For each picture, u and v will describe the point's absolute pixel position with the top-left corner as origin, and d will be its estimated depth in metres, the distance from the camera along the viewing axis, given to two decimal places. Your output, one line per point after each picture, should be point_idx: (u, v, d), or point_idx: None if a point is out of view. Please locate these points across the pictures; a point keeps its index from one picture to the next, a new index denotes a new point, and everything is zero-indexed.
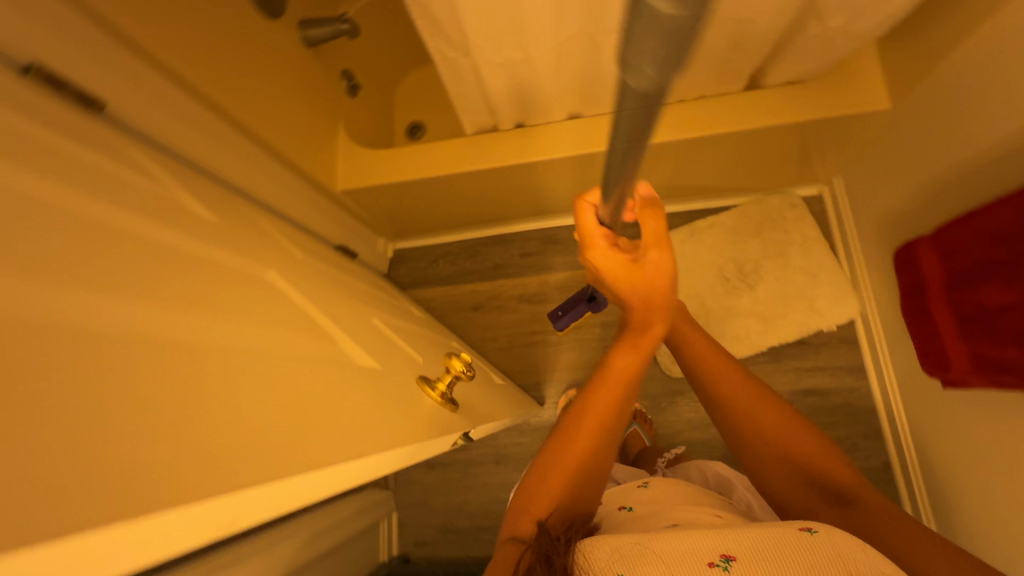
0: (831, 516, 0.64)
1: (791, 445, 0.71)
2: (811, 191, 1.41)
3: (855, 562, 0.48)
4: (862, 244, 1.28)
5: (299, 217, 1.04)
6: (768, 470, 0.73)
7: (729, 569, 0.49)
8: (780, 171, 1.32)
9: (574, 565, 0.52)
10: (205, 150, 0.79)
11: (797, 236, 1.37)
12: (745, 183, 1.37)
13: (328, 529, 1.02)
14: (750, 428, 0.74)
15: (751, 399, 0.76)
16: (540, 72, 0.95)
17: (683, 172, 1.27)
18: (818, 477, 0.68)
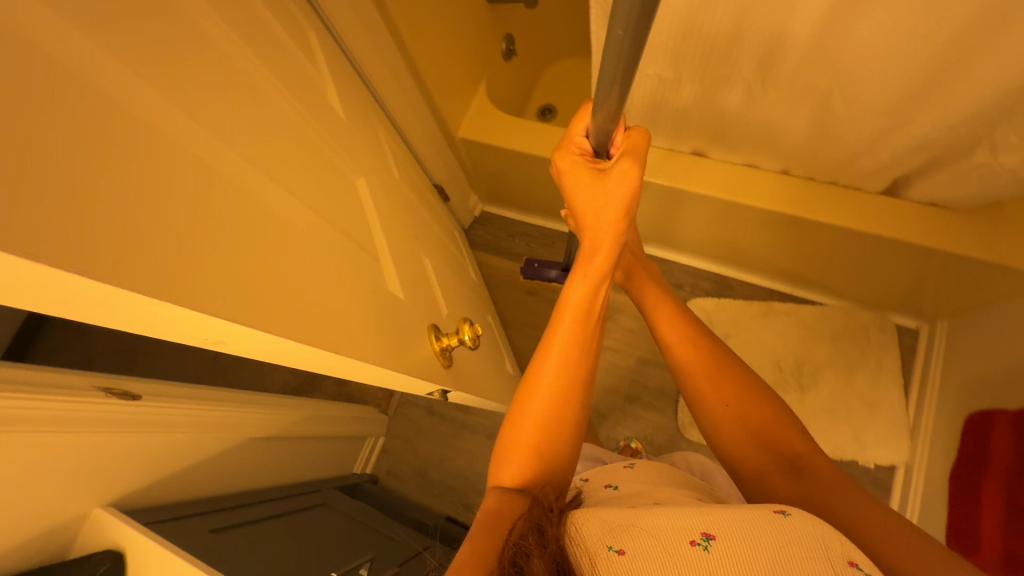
0: (789, 488, 0.56)
1: (736, 401, 0.61)
2: (910, 322, 1.32)
3: (836, 550, 0.40)
4: (941, 396, 1.18)
5: (415, 143, 1.12)
6: (721, 437, 0.62)
7: (711, 549, 0.39)
8: (883, 288, 1.24)
9: (566, 542, 0.42)
10: (366, 52, 0.87)
11: (873, 360, 1.29)
12: (840, 285, 1.31)
13: (323, 418, 1.10)
14: (702, 384, 0.64)
15: (698, 350, 0.65)
16: (683, 98, 0.96)
17: (781, 248, 1.23)
18: (776, 445, 0.59)
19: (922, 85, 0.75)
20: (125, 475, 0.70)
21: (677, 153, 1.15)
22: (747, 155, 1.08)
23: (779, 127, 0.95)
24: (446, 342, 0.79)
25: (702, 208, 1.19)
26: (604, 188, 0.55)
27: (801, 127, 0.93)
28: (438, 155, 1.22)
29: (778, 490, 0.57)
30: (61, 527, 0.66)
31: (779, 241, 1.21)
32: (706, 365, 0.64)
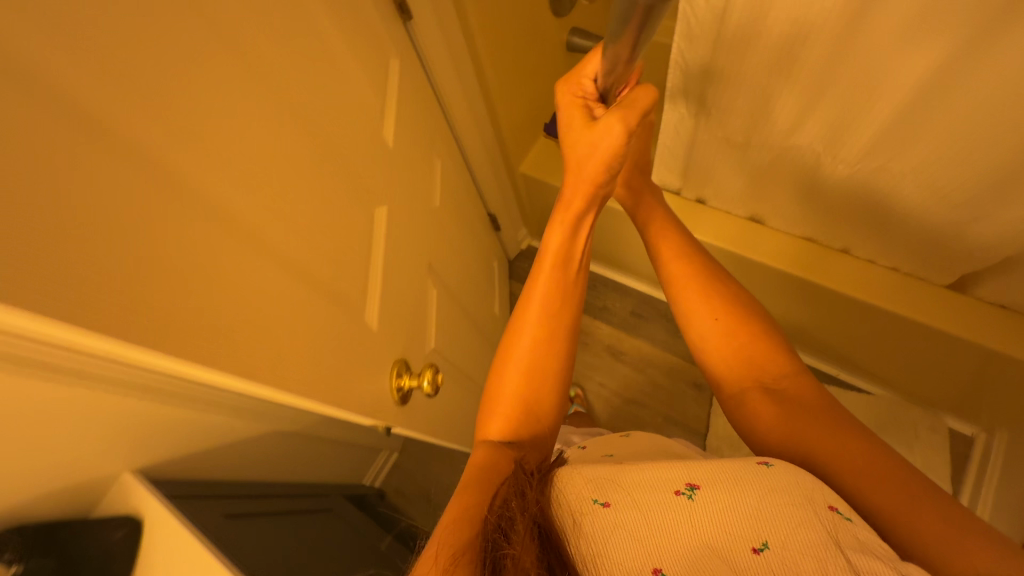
0: (775, 415, 0.62)
1: (720, 312, 0.70)
2: (965, 428, 1.24)
3: (808, 494, 0.49)
4: (991, 515, 1.11)
5: (477, 173, 1.17)
6: (704, 350, 0.71)
7: (694, 498, 0.50)
8: (936, 386, 1.18)
9: (555, 501, 0.52)
10: (444, 84, 0.93)
11: (918, 462, 1.23)
12: (889, 374, 1.23)
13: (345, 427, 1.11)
14: (690, 294, 0.73)
15: (690, 264, 0.75)
16: (752, 164, 0.97)
17: (828, 325, 1.20)
18: (759, 364, 0.67)
19: (999, 181, 0.74)
20: (161, 444, 0.72)
21: (731, 216, 1.16)
22: (805, 229, 1.07)
23: (843, 207, 0.95)
24: (404, 381, 0.78)
25: (752, 275, 1.17)
26: (593, 136, 0.64)
27: (864, 211, 0.93)
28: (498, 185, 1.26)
29: (764, 417, 0.64)
30: (92, 483, 0.69)
31: (832, 320, 1.18)
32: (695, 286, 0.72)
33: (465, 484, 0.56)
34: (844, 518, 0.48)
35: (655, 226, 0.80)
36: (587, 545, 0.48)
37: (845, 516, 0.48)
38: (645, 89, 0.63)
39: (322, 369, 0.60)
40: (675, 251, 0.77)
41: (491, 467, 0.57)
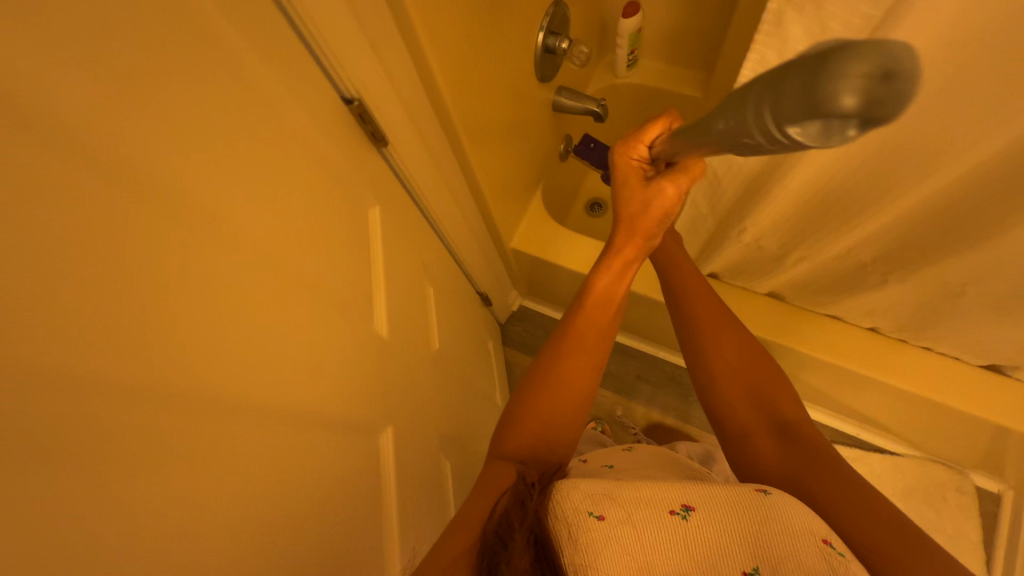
0: (772, 448, 0.81)
1: (739, 361, 0.90)
2: (991, 486, 1.19)
3: (790, 524, 0.59)
4: None
5: (469, 255, 1.21)
6: (718, 382, 0.89)
7: (687, 518, 0.60)
8: (959, 445, 1.13)
9: (549, 509, 0.61)
10: (433, 188, 0.92)
11: (947, 528, 1.18)
12: (907, 433, 1.19)
13: None
14: (714, 341, 0.92)
15: (720, 322, 0.94)
16: (784, 266, 1.04)
17: (833, 385, 1.18)
18: (763, 403, 0.86)
19: (1002, 255, 0.78)
20: None
21: (750, 291, 1.16)
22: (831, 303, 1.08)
23: (855, 271, 0.96)
24: None
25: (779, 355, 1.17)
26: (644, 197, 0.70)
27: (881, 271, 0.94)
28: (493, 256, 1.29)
29: (765, 450, 0.81)
30: None
31: (846, 388, 1.16)
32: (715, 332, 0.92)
33: (474, 495, 0.68)
34: (836, 552, 0.57)
35: (690, 282, 0.98)
36: (578, 554, 0.56)
37: (837, 550, 0.57)
38: (704, 161, 0.67)
39: (330, 458, 0.62)
40: (702, 298, 0.96)
41: (497, 483, 0.68)
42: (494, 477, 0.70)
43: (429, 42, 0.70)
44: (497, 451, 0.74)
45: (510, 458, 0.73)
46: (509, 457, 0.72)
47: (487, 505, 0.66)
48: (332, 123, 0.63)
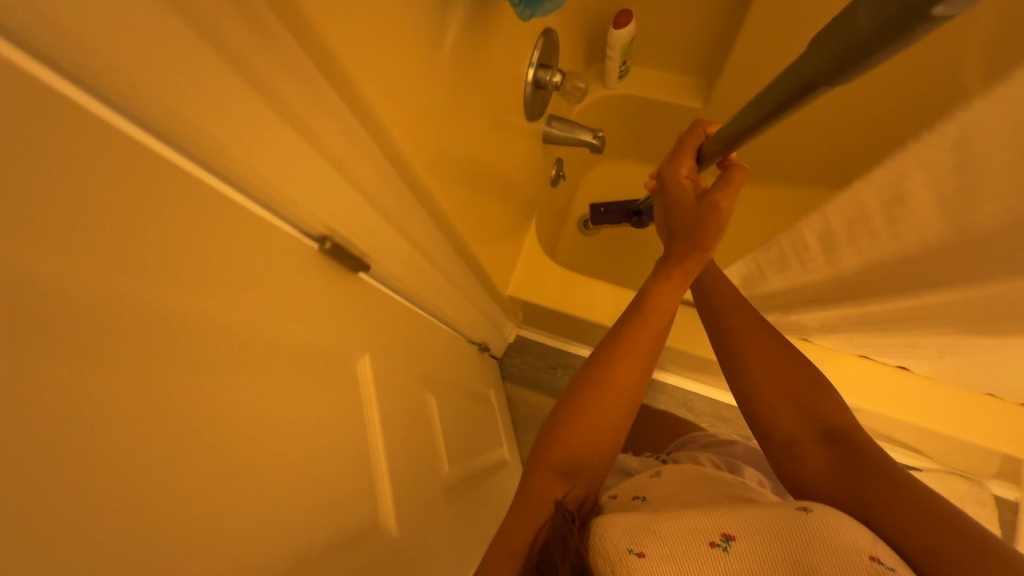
0: (818, 454, 0.65)
1: (778, 369, 0.73)
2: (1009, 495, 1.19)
3: (845, 543, 0.44)
4: None
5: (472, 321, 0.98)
6: (755, 394, 0.73)
7: (729, 551, 0.45)
8: (985, 463, 1.12)
9: (586, 546, 0.49)
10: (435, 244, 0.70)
11: None
12: (933, 454, 1.17)
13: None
14: (746, 348, 0.75)
15: (752, 327, 0.77)
16: (823, 331, 0.97)
17: (871, 421, 1.11)
18: (809, 413, 0.69)
19: None
20: None
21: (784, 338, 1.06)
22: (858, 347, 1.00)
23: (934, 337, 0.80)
24: None
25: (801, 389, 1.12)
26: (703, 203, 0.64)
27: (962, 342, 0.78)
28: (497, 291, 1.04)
29: (809, 458, 0.66)
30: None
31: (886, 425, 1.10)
32: (750, 332, 0.75)
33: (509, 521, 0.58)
34: (885, 566, 0.43)
35: (722, 283, 0.81)
36: None
37: (886, 565, 0.43)
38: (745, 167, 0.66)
39: None
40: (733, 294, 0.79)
41: (536, 510, 0.58)
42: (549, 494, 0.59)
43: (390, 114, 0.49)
44: (542, 460, 0.62)
45: (557, 467, 0.61)
46: (556, 463, 0.62)
47: (537, 520, 0.57)
48: (320, 188, 0.46)
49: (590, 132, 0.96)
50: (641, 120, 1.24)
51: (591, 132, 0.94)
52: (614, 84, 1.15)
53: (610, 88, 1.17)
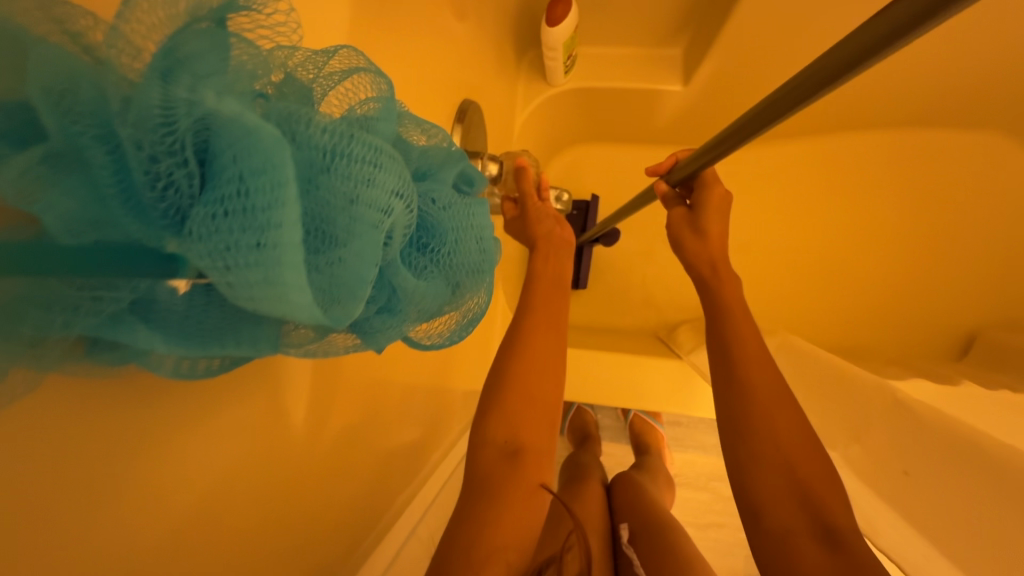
0: (815, 560, 0.35)
1: (802, 451, 0.39)
2: None
3: None
4: None
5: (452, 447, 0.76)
6: (754, 480, 0.40)
7: None
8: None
9: None
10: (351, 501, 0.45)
11: None
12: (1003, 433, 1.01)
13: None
14: (762, 406, 0.42)
15: (776, 381, 0.43)
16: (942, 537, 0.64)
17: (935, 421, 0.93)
18: (817, 507, 0.37)
19: None
20: None
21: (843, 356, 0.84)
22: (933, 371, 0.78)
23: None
24: None
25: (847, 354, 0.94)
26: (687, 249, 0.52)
27: None
28: (471, 398, 0.84)
29: (803, 560, 0.36)
30: None
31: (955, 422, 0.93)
32: (780, 398, 0.42)
33: None
34: None
35: (740, 320, 0.46)
36: None
37: None
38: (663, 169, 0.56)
39: None
40: (761, 354, 0.45)
41: None
42: (512, 520, 0.37)
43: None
44: (478, 434, 0.40)
45: (504, 444, 0.39)
46: (504, 430, 0.40)
47: (524, 548, 0.37)
48: None
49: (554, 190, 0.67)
50: (605, 103, 0.92)
51: (554, 196, 0.65)
52: (561, 78, 0.84)
53: (556, 86, 0.86)
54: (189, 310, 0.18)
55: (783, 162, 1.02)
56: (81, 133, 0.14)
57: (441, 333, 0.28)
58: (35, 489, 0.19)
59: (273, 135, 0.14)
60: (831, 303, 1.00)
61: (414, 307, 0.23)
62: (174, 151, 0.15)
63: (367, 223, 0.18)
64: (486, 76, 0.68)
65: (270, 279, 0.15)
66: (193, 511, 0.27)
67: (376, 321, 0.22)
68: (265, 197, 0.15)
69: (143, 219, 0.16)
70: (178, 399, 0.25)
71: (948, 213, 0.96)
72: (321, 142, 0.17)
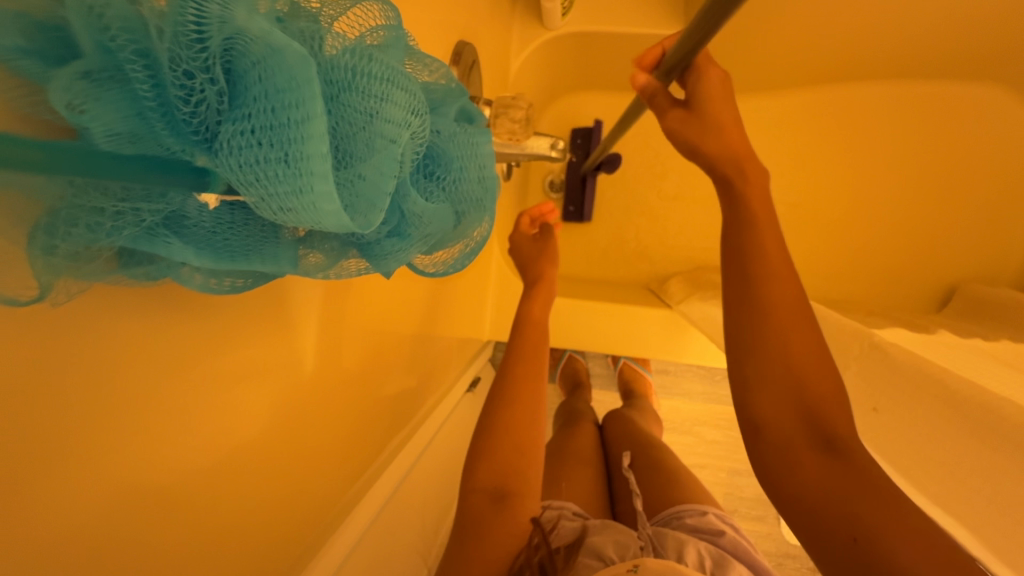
0: (816, 471, 0.33)
1: (810, 373, 0.36)
2: None
3: None
4: None
5: (449, 388, 0.80)
6: (756, 398, 0.37)
7: None
8: None
9: None
10: (352, 431, 0.48)
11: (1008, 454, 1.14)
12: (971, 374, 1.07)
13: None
14: (774, 328, 0.38)
15: (794, 303, 0.39)
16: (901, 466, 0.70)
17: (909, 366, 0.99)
18: (818, 422, 0.35)
19: None
20: None
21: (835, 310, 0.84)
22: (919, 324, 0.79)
23: (1008, 344, 0.64)
24: None
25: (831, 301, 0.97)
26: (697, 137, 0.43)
27: None
28: (464, 345, 0.87)
29: (801, 469, 0.34)
30: None
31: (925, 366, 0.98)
32: (795, 320, 0.38)
33: None
34: None
35: (759, 237, 0.40)
36: None
37: None
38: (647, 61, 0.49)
39: None
40: (787, 276, 0.39)
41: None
42: (500, 545, 0.43)
43: (158, 514, 0.26)
44: (467, 481, 0.46)
45: (491, 488, 0.45)
46: (489, 478, 0.45)
47: (508, 557, 0.43)
48: None
49: (546, 138, 0.62)
50: (601, 51, 0.90)
51: (547, 143, 0.60)
52: (556, 23, 0.82)
53: (552, 31, 0.84)
54: (216, 227, 0.18)
55: (777, 114, 1.01)
56: (119, 47, 0.14)
57: (444, 261, 0.30)
58: (78, 416, 0.21)
59: (299, 52, 0.15)
60: (821, 257, 1.02)
61: (420, 232, 0.25)
62: (205, 65, 0.15)
63: (385, 139, 0.19)
64: (479, 17, 0.66)
65: (302, 186, 0.16)
66: (214, 429, 0.29)
67: (386, 244, 0.23)
68: (294, 110, 0.15)
69: (178, 133, 0.16)
70: (199, 331, 0.27)
71: (942, 166, 0.96)
72: (341, 63, 0.18)
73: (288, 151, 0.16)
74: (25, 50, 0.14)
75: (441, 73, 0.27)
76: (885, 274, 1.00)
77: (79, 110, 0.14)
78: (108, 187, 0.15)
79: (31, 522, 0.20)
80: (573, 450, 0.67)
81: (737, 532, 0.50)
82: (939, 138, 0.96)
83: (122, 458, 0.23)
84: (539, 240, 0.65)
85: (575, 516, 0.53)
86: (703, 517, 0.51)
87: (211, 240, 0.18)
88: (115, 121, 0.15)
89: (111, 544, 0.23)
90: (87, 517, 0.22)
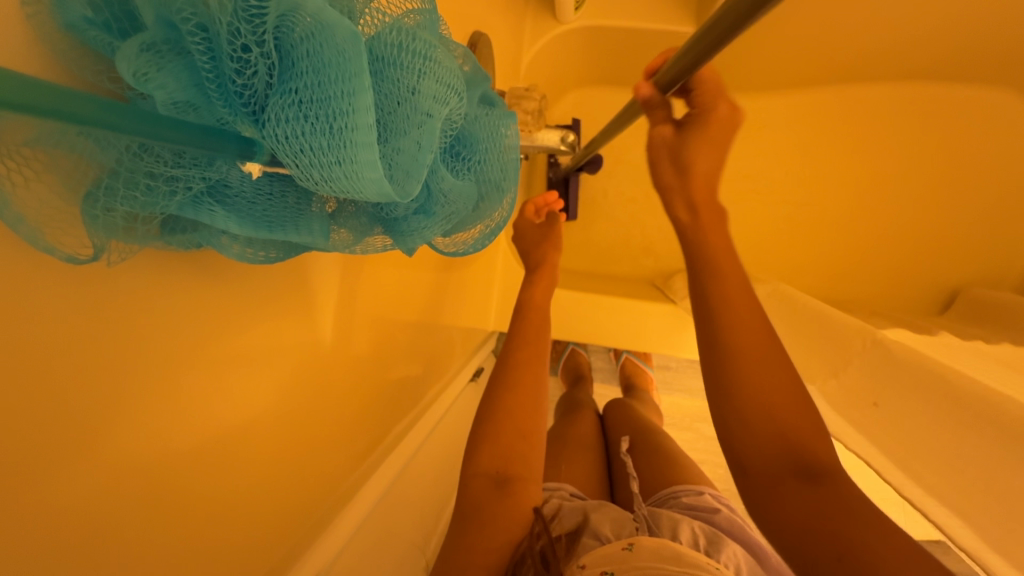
0: (802, 504, 0.32)
1: (786, 405, 0.35)
2: None
3: None
4: None
5: (453, 377, 0.80)
6: (738, 433, 0.36)
7: None
8: None
9: None
10: (359, 414, 0.49)
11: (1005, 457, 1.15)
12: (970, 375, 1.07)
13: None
14: (744, 363, 0.37)
15: (761, 339, 0.38)
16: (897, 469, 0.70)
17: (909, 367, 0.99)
18: (800, 450, 0.34)
19: None
20: None
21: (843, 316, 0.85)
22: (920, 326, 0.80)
23: (1008, 346, 0.65)
24: None
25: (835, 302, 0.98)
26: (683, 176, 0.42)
27: None
28: (468, 336, 0.88)
29: (789, 503, 0.33)
30: None
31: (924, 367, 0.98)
32: (765, 353, 0.37)
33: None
34: None
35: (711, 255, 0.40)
36: None
37: None
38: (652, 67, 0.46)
39: None
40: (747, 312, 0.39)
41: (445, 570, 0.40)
42: (500, 530, 0.43)
43: (182, 480, 0.27)
44: (469, 466, 0.46)
45: (492, 474, 0.46)
46: (492, 463, 0.46)
47: (510, 544, 0.44)
48: None
49: (557, 132, 0.62)
50: (613, 46, 0.90)
51: (557, 136, 0.60)
52: (569, 17, 0.82)
53: (564, 24, 0.84)
54: (255, 197, 0.19)
55: (787, 114, 1.01)
56: (183, 20, 0.15)
57: (465, 241, 0.31)
58: (107, 378, 0.22)
59: (349, 30, 0.16)
60: (824, 257, 1.03)
61: (445, 212, 0.26)
62: (260, 38, 0.16)
63: (422, 118, 0.20)
64: (493, 8, 0.66)
65: (345, 156, 0.17)
66: (234, 399, 0.30)
67: (413, 221, 0.24)
68: (342, 84, 0.16)
69: (230, 103, 0.17)
70: (219, 306, 0.28)
71: (949, 168, 0.97)
72: (385, 40, 0.19)
73: (333, 123, 0.17)
74: (93, 22, 0.15)
75: (469, 54, 0.28)
76: (887, 275, 1.00)
77: (144, 78, 0.15)
78: (162, 154, 0.16)
79: (68, 477, 0.21)
80: (575, 436, 0.68)
81: (731, 511, 0.52)
82: (951, 140, 0.96)
83: (149, 426, 0.24)
84: (542, 226, 0.66)
85: (571, 497, 0.54)
86: (699, 497, 0.52)
87: (251, 210, 0.19)
88: (175, 89, 0.15)
89: (139, 503, 0.24)
90: (118, 477, 0.23)
